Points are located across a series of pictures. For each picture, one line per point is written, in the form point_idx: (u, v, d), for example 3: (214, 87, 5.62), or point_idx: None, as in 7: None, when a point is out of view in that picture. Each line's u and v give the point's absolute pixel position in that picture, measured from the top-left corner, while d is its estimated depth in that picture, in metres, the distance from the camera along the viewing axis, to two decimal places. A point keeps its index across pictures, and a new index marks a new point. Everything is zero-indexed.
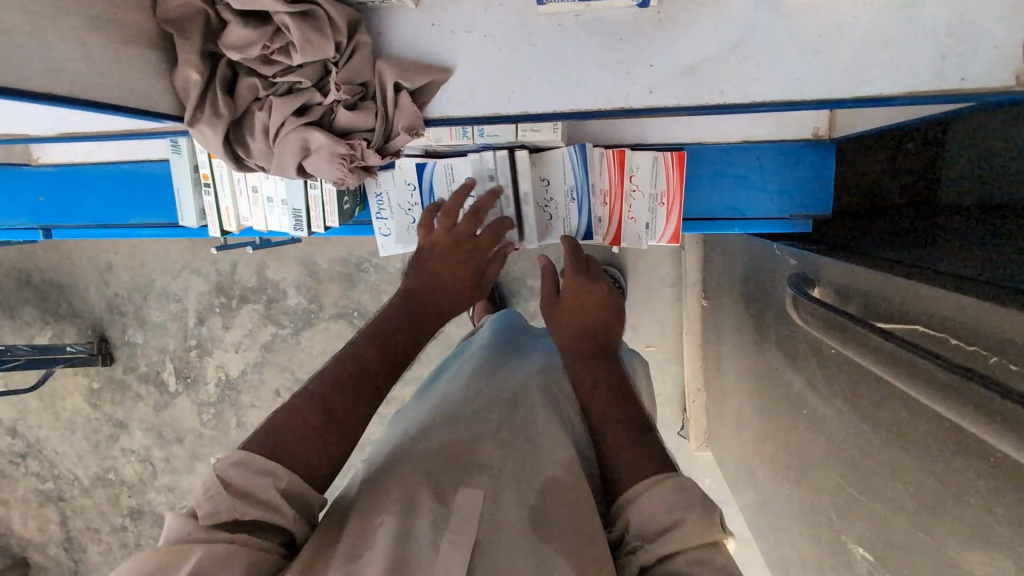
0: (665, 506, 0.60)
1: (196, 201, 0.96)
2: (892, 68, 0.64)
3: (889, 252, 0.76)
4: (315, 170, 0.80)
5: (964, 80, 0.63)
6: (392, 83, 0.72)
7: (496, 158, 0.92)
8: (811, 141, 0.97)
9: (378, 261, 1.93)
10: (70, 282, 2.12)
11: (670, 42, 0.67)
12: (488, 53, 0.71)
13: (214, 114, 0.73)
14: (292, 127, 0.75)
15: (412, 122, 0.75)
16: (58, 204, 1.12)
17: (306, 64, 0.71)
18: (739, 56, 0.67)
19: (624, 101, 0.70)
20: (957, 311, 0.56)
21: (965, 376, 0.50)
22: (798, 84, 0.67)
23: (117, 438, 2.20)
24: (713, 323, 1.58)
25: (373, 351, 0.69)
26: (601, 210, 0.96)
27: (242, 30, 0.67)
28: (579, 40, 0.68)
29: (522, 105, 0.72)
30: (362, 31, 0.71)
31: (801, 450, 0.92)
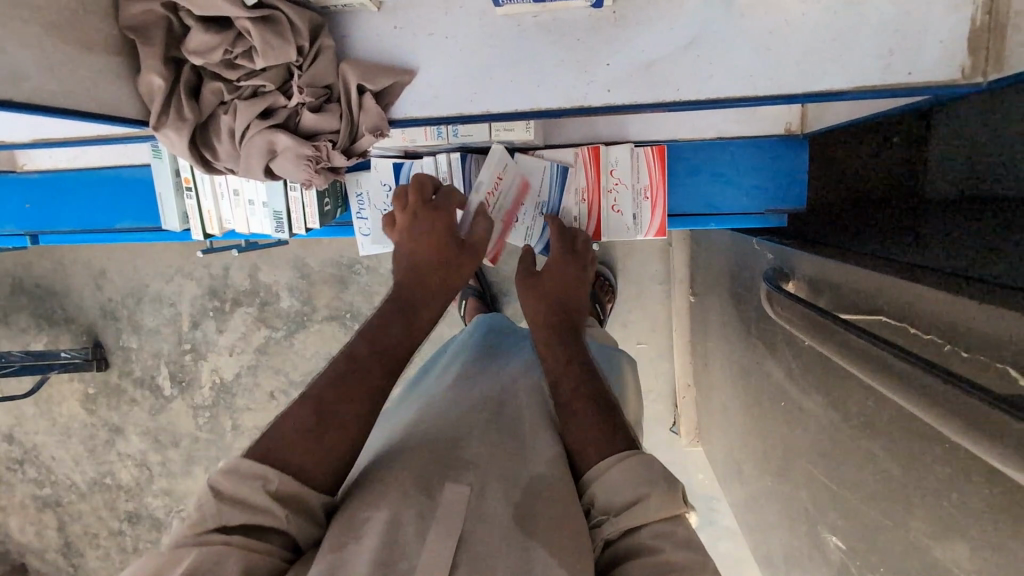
0: (631, 482, 0.65)
1: (178, 205, 0.96)
2: (846, 63, 0.65)
3: (860, 245, 0.78)
4: (282, 170, 0.81)
5: (912, 74, 0.64)
6: (356, 85, 0.73)
7: (451, 161, 0.92)
8: (782, 137, 0.98)
9: (370, 262, 1.93)
10: (64, 288, 2.13)
11: (625, 41, 0.68)
12: (449, 55, 0.72)
13: (179, 118, 0.74)
14: (257, 129, 0.76)
15: (376, 123, 0.76)
16: (44, 210, 1.12)
17: (269, 68, 0.72)
18: (693, 54, 0.68)
19: (581, 100, 0.71)
20: (915, 301, 0.57)
21: (912, 364, 0.51)
22: (753, 81, 0.68)
23: (114, 443, 2.21)
24: (701, 319, 1.59)
25: (365, 350, 0.70)
26: (579, 206, 0.96)
27: (203, 35, 0.68)
28: (537, 40, 0.69)
29: (484, 105, 0.73)
30: (325, 34, 0.71)
31: (781, 443, 0.93)
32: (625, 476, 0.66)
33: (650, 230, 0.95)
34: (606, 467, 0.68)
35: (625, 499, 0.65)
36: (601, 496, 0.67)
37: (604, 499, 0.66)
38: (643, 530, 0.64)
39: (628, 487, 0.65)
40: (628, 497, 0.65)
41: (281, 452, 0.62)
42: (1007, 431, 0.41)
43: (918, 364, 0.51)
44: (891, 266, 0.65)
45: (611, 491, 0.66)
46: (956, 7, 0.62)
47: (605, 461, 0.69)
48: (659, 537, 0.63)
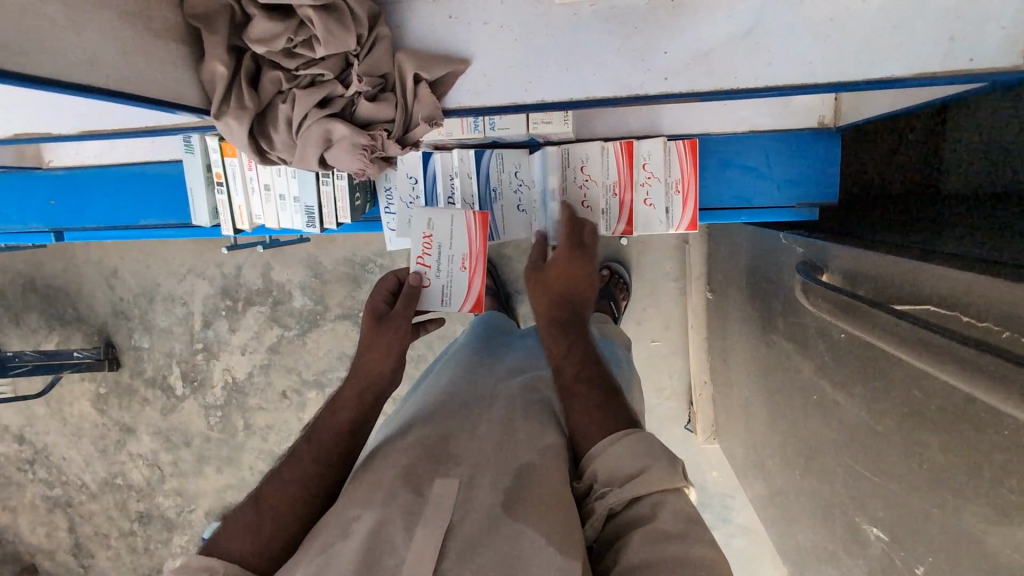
0: (630, 456, 0.67)
1: (208, 200, 0.96)
2: (896, 50, 0.66)
3: (891, 236, 0.78)
4: (337, 162, 0.81)
5: (972, 60, 0.64)
6: (412, 74, 0.73)
7: (462, 157, 0.93)
8: (814, 130, 0.97)
9: (383, 261, 1.94)
10: (75, 288, 2.13)
11: (683, 29, 0.68)
12: (503, 43, 0.72)
13: (240, 107, 0.74)
14: (314, 119, 0.76)
15: (432, 113, 0.76)
16: (70, 208, 1.12)
17: (328, 56, 0.72)
18: (751, 43, 0.68)
19: (638, 87, 0.72)
20: (968, 290, 0.57)
21: (966, 346, 0.52)
22: (810, 67, 0.68)
23: (124, 443, 2.21)
24: (718, 315, 1.59)
25: (306, 442, 0.75)
26: (609, 200, 0.93)
27: (267, 23, 0.67)
28: (594, 28, 0.69)
29: (541, 93, 0.74)
30: (382, 23, 0.72)
31: (811, 436, 0.93)
32: (624, 450, 0.68)
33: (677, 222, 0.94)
34: (603, 445, 0.70)
35: (626, 471, 0.67)
36: (604, 470, 0.68)
37: (603, 473, 0.68)
38: (643, 499, 0.66)
39: (627, 461, 0.67)
40: (629, 470, 0.67)
41: (226, 546, 0.67)
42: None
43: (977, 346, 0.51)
44: (943, 255, 0.64)
45: (609, 465, 0.68)
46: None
47: (605, 441, 0.70)
48: (656, 506, 0.65)
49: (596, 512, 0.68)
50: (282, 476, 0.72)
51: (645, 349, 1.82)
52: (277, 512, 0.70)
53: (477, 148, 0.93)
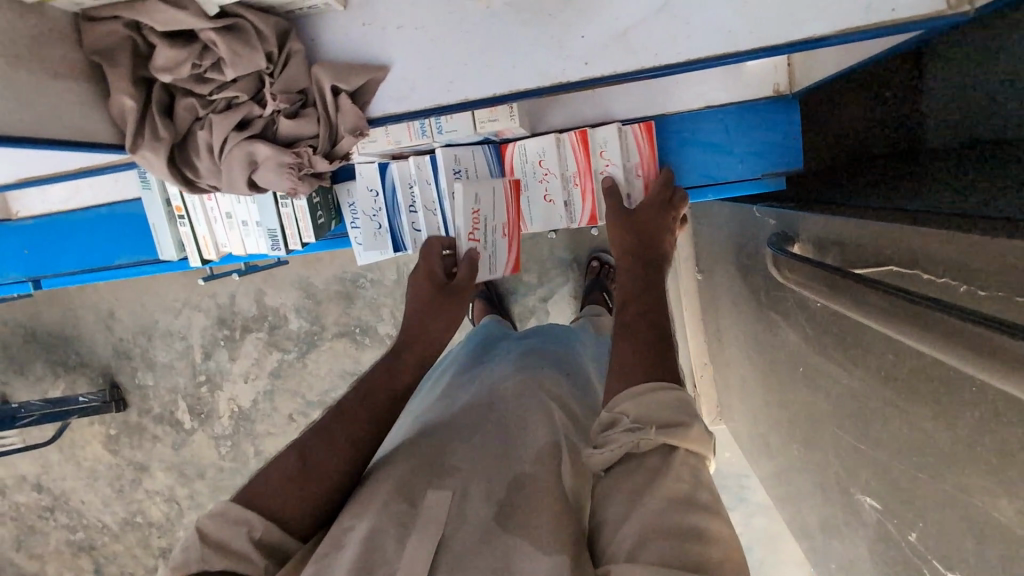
0: (669, 405, 0.58)
1: (172, 234, 0.96)
2: (819, 9, 0.64)
3: (857, 199, 0.77)
4: (266, 183, 0.80)
5: (894, 11, 0.62)
6: (330, 86, 0.73)
7: (416, 164, 0.90)
8: (772, 97, 0.95)
9: (373, 275, 1.94)
10: (75, 333, 2.15)
11: (596, 11, 0.67)
12: (421, 47, 0.71)
13: (154, 138, 0.73)
14: (234, 142, 0.76)
15: (357, 123, 0.75)
16: (43, 255, 1.13)
17: (240, 77, 0.72)
18: (669, 17, 0.66)
19: (559, 76, 0.70)
20: (925, 244, 0.55)
21: (932, 310, 0.49)
22: (731, 36, 0.66)
23: (140, 481, 2.23)
24: (710, 296, 1.57)
25: (357, 402, 0.70)
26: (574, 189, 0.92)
27: (170, 50, 0.67)
28: (508, 20, 0.69)
29: (463, 92, 0.73)
30: (293, 39, 0.71)
31: (804, 409, 0.91)
32: (665, 398, 0.58)
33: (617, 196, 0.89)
34: (641, 386, 0.60)
35: (661, 419, 0.57)
36: (640, 411, 0.58)
37: (637, 411, 0.58)
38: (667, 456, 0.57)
39: (667, 410, 0.58)
40: (667, 417, 0.58)
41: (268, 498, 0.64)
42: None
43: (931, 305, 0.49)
44: (902, 213, 0.63)
45: (646, 405, 0.58)
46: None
47: (640, 382, 0.60)
48: (672, 463, 0.57)
49: (615, 444, 0.57)
50: (330, 434, 0.68)
51: None
52: (320, 471, 0.66)
53: (431, 154, 0.90)
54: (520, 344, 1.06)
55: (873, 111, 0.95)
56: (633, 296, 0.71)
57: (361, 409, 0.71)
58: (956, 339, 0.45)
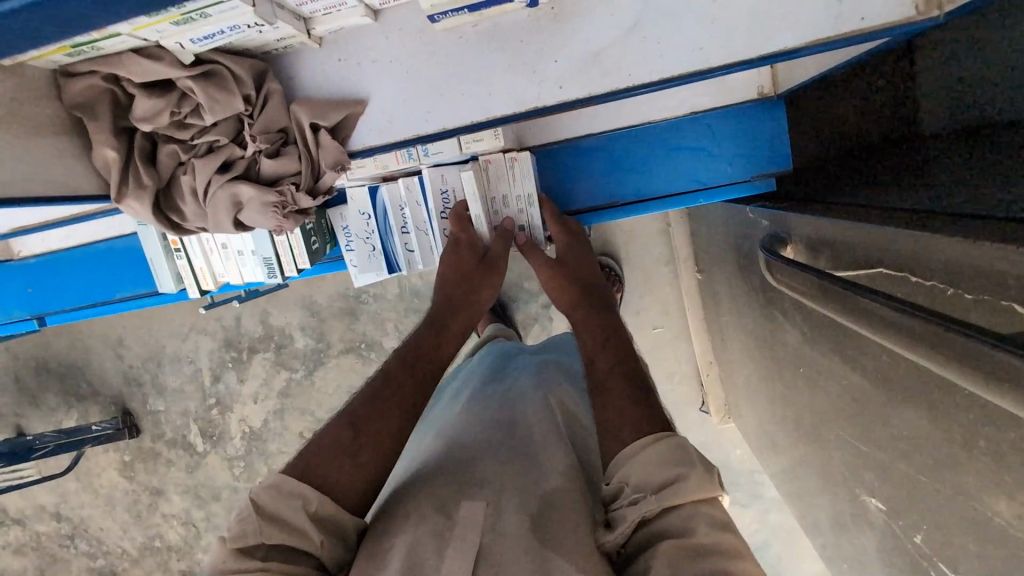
0: (664, 461, 0.58)
1: (170, 267, 0.97)
2: (787, 21, 0.66)
3: (847, 197, 0.77)
4: (253, 222, 0.81)
5: (864, 20, 0.64)
6: (309, 123, 0.74)
7: (404, 187, 0.90)
8: (756, 101, 0.94)
9: (376, 290, 1.95)
10: (86, 362, 2.17)
11: (568, 36, 0.69)
12: (399, 78, 0.73)
13: (139, 186, 0.75)
14: (218, 185, 0.77)
15: (338, 158, 0.77)
16: (46, 292, 1.14)
17: (219, 121, 0.74)
18: (639, 36, 0.68)
19: (534, 100, 0.72)
20: (912, 246, 0.55)
21: (950, 323, 0.46)
22: (702, 54, 0.68)
23: (157, 505, 2.24)
24: (710, 296, 1.56)
25: (403, 367, 0.73)
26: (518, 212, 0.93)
27: (148, 101, 0.68)
28: (482, 49, 0.71)
29: (440, 122, 0.75)
30: (270, 78, 0.73)
31: (807, 409, 0.90)
32: (658, 455, 0.59)
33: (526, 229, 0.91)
34: (632, 449, 0.61)
35: (660, 478, 0.57)
36: (635, 474, 0.59)
37: (636, 477, 0.59)
38: (676, 510, 0.57)
39: (662, 468, 0.58)
40: (664, 477, 0.58)
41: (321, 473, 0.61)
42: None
43: (925, 315, 0.48)
44: (887, 214, 0.63)
45: (640, 469, 0.59)
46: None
47: (633, 443, 0.61)
48: (689, 519, 0.56)
49: (625, 519, 0.58)
50: (381, 400, 0.68)
51: (648, 337, 1.79)
52: (377, 434, 0.65)
53: (418, 175, 0.90)
54: (537, 358, 1.03)
55: (867, 99, 0.94)
56: (595, 348, 0.75)
57: (412, 379, 0.72)
58: (943, 350, 0.45)
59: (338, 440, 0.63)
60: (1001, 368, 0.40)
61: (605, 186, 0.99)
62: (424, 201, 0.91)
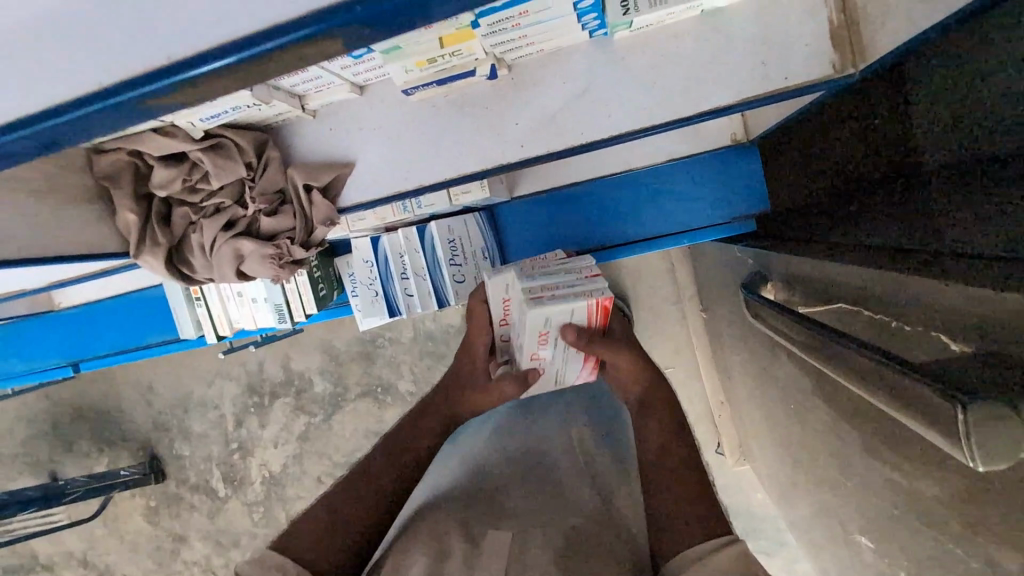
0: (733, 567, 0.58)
1: (190, 314, 1.05)
2: (722, 80, 0.71)
3: (819, 237, 0.81)
4: (253, 273, 0.88)
5: (787, 78, 0.69)
6: (303, 184, 0.82)
7: (404, 237, 0.96)
8: (731, 147, 1.00)
9: (392, 334, 2.01)
10: (118, 409, 2.27)
11: (523, 101, 0.76)
12: (383, 140, 0.80)
13: (154, 244, 0.83)
14: (222, 241, 0.84)
15: (328, 214, 0.84)
16: (83, 340, 1.24)
17: (225, 185, 0.82)
18: (589, 99, 0.74)
19: (500, 157, 0.78)
20: (868, 281, 0.58)
21: (889, 366, 0.45)
22: (647, 114, 0.73)
23: (178, 552, 2.28)
24: (717, 334, 1.57)
25: (383, 461, 0.77)
26: (575, 263, 0.84)
27: (163, 170, 0.76)
28: (452, 115, 0.78)
29: (417, 179, 0.81)
30: (270, 147, 0.81)
31: (801, 446, 0.90)
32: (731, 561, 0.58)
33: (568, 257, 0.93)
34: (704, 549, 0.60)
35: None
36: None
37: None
38: None
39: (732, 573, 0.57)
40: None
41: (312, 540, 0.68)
42: (915, 397, 0.39)
43: (857, 346, 0.51)
44: (852, 253, 0.66)
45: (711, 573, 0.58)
46: (814, 13, 0.67)
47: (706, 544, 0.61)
48: None
49: None
50: (357, 491, 0.73)
51: None
52: (349, 516, 0.71)
53: (419, 225, 0.96)
54: (564, 406, 0.96)
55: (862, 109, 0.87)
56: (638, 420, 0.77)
57: (386, 468, 0.76)
58: (865, 376, 0.47)
59: (317, 521, 0.70)
60: (889, 383, 0.43)
61: (596, 229, 1.03)
62: (424, 250, 0.97)
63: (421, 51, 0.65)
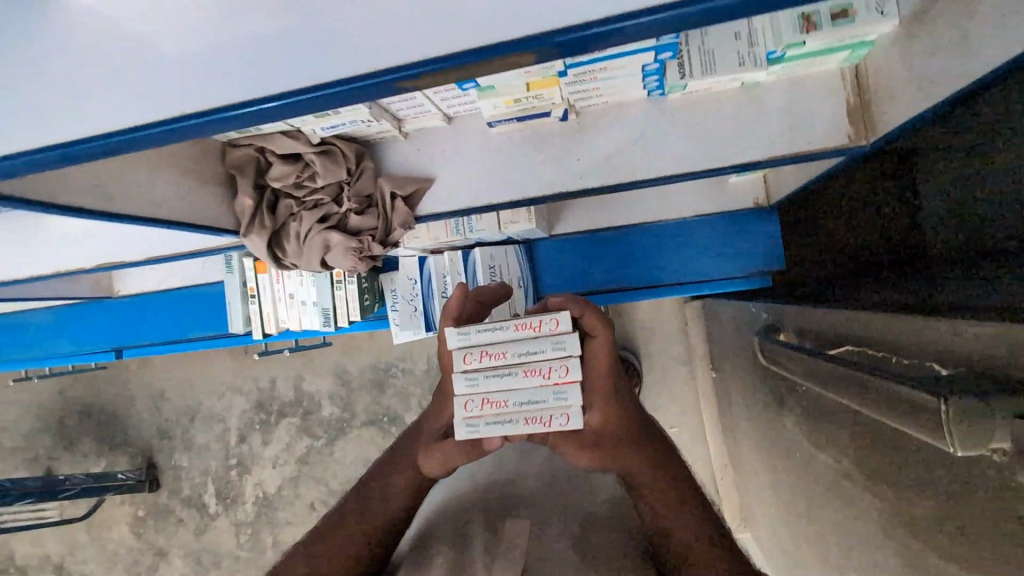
0: None
1: (243, 310, 1.12)
2: (755, 141, 0.80)
3: (831, 293, 0.89)
4: (336, 262, 0.98)
5: (810, 143, 0.79)
6: (390, 192, 0.91)
7: (449, 260, 1.06)
8: (753, 210, 1.10)
9: (405, 365, 2.07)
10: (126, 412, 2.31)
11: (591, 141, 0.85)
12: (461, 162, 0.89)
13: (262, 226, 0.92)
14: (316, 232, 0.94)
15: (406, 220, 0.92)
16: (130, 330, 1.32)
17: (327, 185, 0.92)
18: (640, 145, 0.83)
19: (560, 184, 0.86)
20: (873, 327, 0.65)
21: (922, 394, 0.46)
22: (687, 163, 0.82)
23: (157, 567, 2.24)
24: (724, 395, 1.61)
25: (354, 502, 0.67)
26: (552, 353, 0.61)
27: (282, 165, 0.86)
28: (525, 148, 0.86)
29: (487, 198, 0.88)
30: (367, 159, 0.91)
31: (799, 500, 0.94)
32: None
33: (568, 306, 0.61)
34: None
35: None
36: None
37: None
38: None
39: None
40: None
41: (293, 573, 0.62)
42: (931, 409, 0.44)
43: (858, 367, 0.59)
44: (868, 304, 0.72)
45: None
46: (833, 96, 0.78)
47: None
48: None
49: None
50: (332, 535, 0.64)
51: None
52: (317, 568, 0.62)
53: (464, 250, 1.06)
54: None
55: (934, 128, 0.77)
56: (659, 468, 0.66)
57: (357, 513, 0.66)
58: (863, 391, 0.55)
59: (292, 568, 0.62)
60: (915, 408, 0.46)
61: (625, 270, 1.13)
62: (467, 273, 1.06)
63: (513, 90, 0.72)
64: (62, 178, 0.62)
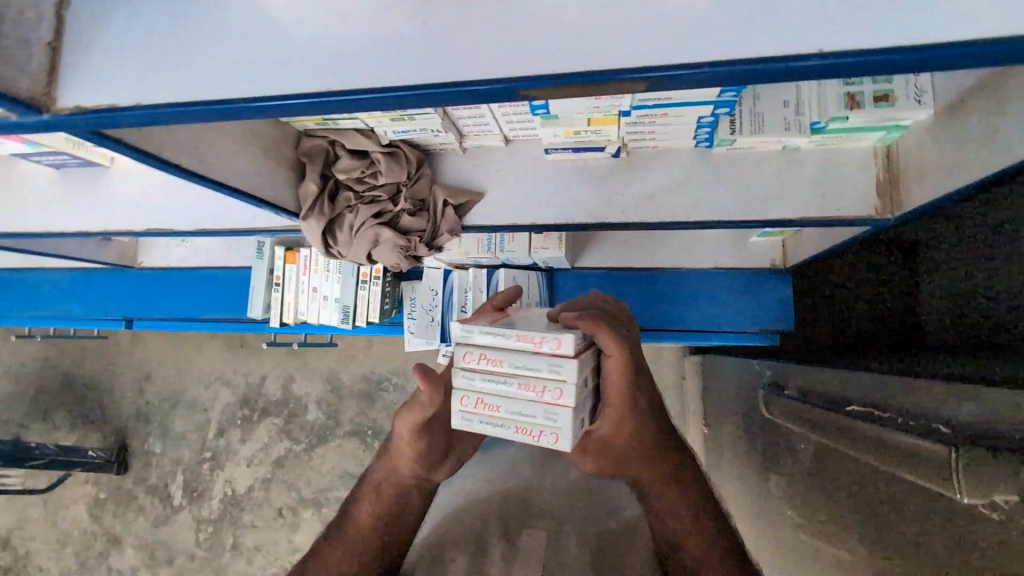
0: None
1: (265, 297, 1.15)
2: (782, 205, 0.86)
3: (839, 355, 0.93)
4: (380, 257, 1.01)
5: (840, 210, 0.84)
6: (443, 200, 0.95)
7: (473, 276, 1.10)
8: (768, 270, 1.17)
9: (398, 380, 2.07)
10: (108, 389, 2.28)
11: (634, 181, 0.90)
12: (512, 182, 0.94)
13: (321, 212, 0.94)
14: (368, 225, 0.98)
15: (453, 227, 0.95)
16: (144, 301, 1.34)
17: (386, 183, 0.96)
18: (675, 192, 0.88)
19: (600, 216, 0.90)
20: (879, 390, 0.69)
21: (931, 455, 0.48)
22: (723, 210, 0.87)
23: (107, 555, 2.16)
24: (712, 453, 1.62)
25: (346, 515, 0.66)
26: (547, 374, 0.50)
27: (349, 159, 0.91)
28: (575, 177, 0.91)
29: (531, 218, 0.93)
30: (426, 166, 0.95)
31: (781, 561, 0.95)
32: None
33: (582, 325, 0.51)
34: None
35: None
36: None
37: None
38: None
39: None
40: None
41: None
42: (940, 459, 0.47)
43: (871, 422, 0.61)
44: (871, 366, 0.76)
45: None
46: (857, 174, 0.84)
47: None
48: None
49: None
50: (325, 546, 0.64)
51: None
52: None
53: (489, 269, 1.10)
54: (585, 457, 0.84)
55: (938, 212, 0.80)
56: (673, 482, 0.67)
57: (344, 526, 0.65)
58: (875, 445, 0.57)
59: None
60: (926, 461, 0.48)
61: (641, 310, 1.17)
62: (491, 289, 1.10)
63: (574, 123, 0.77)
64: (176, 136, 0.65)
